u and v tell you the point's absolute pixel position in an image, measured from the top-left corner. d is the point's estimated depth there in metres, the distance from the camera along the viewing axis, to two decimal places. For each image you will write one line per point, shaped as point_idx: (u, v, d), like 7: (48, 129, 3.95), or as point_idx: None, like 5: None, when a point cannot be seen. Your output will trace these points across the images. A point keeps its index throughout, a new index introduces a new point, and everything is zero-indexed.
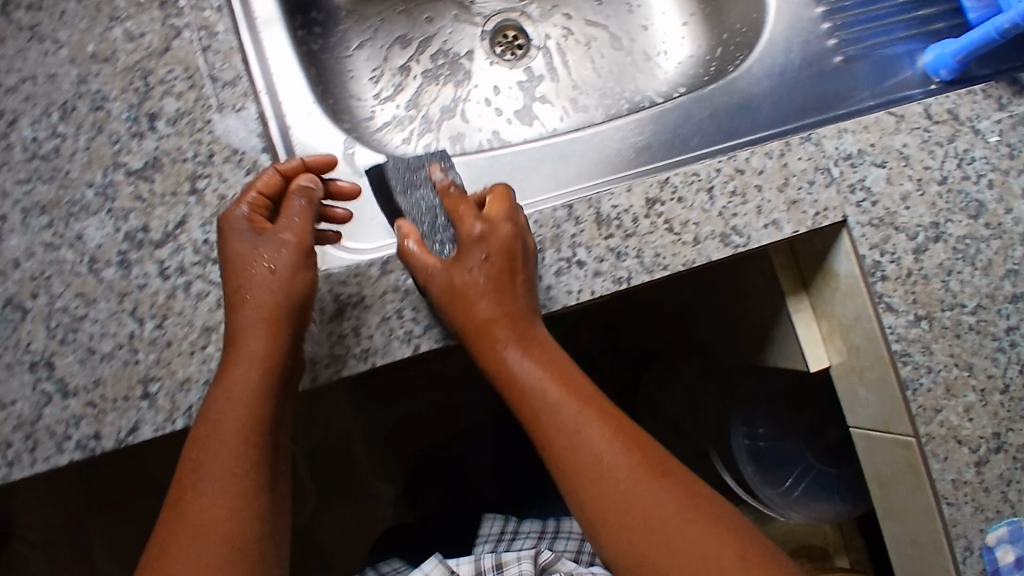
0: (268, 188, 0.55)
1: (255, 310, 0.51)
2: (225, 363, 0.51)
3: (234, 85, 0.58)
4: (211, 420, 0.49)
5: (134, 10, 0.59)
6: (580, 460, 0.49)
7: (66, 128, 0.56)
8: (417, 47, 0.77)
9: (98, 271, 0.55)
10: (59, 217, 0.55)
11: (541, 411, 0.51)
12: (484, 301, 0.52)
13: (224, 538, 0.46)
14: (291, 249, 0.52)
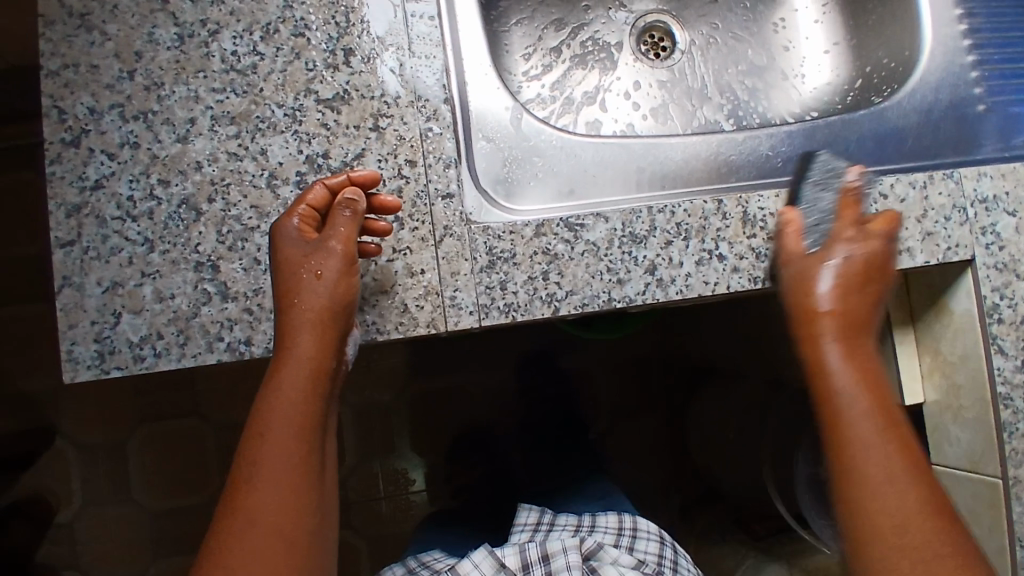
0: (317, 202, 0.56)
1: (303, 317, 0.53)
2: (273, 366, 0.53)
3: (427, 35, 0.61)
4: (263, 419, 0.52)
5: None
6: (869, 475, 0.50)
7: (265, 48, 0.59)
8: (571, 32, 0.82)
9: (275, 187, 0.57)
10: (246, 130, 0.58)
11: (850, 419, 0.51)
12: (827, 304, 0.54)
13: (280, 528, 0.50)
14: (338, 257, 0.54)
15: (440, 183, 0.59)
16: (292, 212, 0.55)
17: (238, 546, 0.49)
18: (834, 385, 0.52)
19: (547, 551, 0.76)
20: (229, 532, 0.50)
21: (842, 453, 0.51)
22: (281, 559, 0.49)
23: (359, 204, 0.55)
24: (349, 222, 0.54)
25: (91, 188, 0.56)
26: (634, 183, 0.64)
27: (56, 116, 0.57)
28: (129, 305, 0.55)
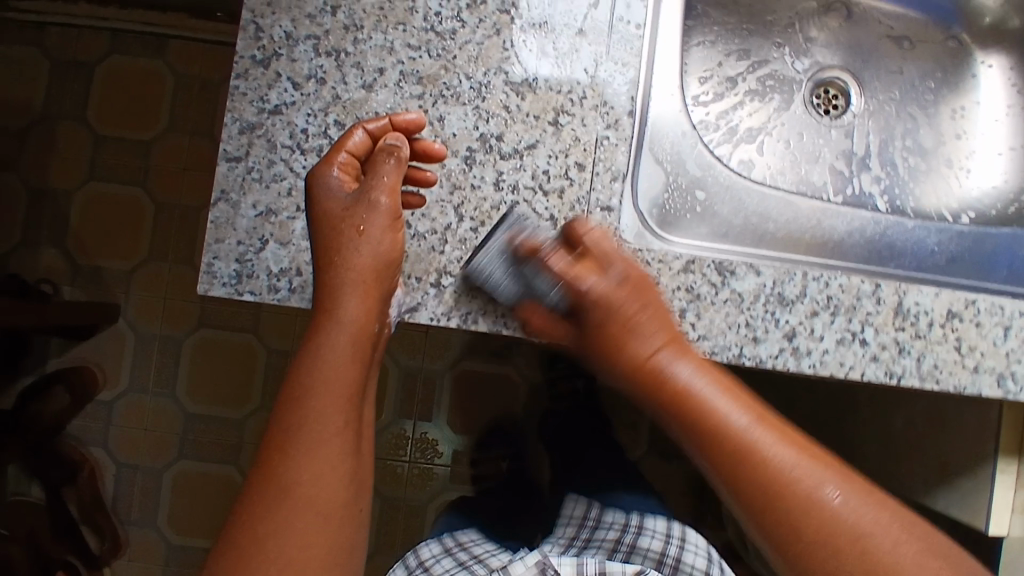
0: (357, 150, 0.55)
1: (350, 277, 0.53)
2: (315, 327, 0.53)
3: (630, 43, 0.59)
4: (304, 381, 0.52)
5: None
6: (810, 492, 0.48)
7: (469, 17, 0.58)
8: (751, 66, 0.80)
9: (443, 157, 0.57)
10: (430, 94, 0.57)
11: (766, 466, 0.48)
12: (649, 346, 0.53)
13: (326, 489, 0.51)
14: (382, 212, 0.53)
15: (602, 195, 0.57)
16: (332, 160, 0.54)
17: (278, 515, 0.49)
18: (733, 430, 0.50)
19: (603, 568, 0.74)
20: (267, 500, 0.50)
21: (776, 488, 0.48)
22: (323, 525, 0.50)
23: (402, 153, 0.54)
24: (394, 171, 0.53)
25: (269, 111, 0.56)
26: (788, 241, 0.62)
27: (252, 31, 0.56)
28: (278, 235, 0.56)
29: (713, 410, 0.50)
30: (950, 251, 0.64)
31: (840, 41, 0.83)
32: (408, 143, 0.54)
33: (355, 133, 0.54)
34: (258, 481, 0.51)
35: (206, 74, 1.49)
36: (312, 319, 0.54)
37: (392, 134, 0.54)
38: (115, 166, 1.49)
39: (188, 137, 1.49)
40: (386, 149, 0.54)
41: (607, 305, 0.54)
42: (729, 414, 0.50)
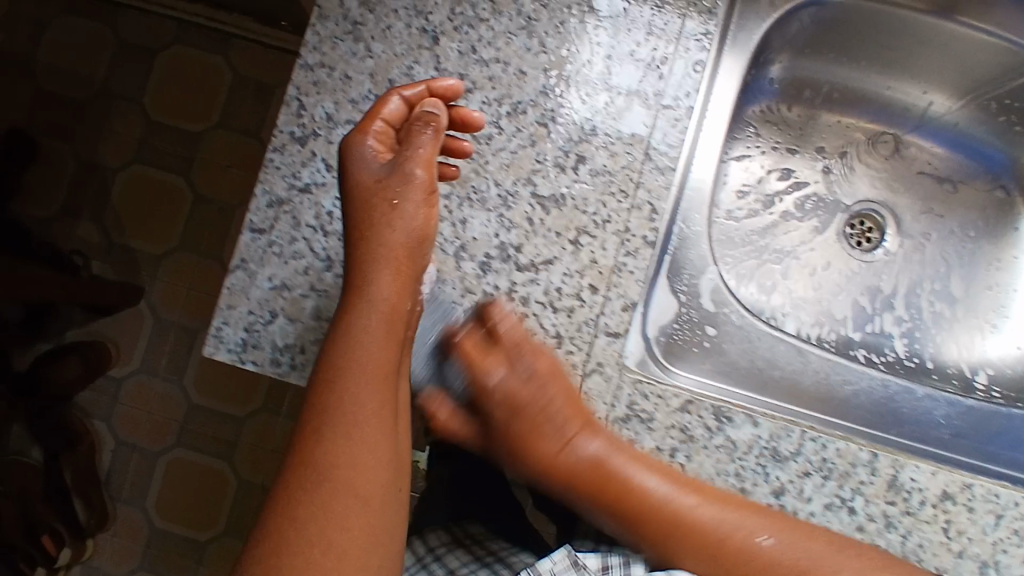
0: (392, 118, 0.55)
1: (384, 255, 0.53)
2: (347, 308, 0.52)
3: (661, 172, 0.58)
4: (334, 363, 0.50)
5: (623, 59, 0.59)
6: (728, 540, 0.53)
7: (506, 124, 0.58)
8: (792, 186, 0.79)
9: (460, 259, 0.58)
10: (457, 195, 0.58)
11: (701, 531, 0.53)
12: (559, 429, 0.55)
13: (359, 471, 0.47)
14: (417, 182, 0.53)
15: (611, 321, 0.57)
16: (366, 130, 0.55)
17: (317, 498, 0.46)
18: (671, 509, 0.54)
19: None
20: (297, 483, 0.47)
21: (710, 546, 0.53)
22: (366, 511, 0.47)
23: (438, 120, 0.54)
24: (430, 141, 0.54)
25: (299, 189, 0.58)
26: (791, 392, 0.62)
27: (294, 108, 0.58)
28: (288, 310, 0.57)
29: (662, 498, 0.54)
30: (954, 423, 0.64)
31: (885, 172, 0.81)
32: (445, 111, 0.55)
33: (390, 102, 0.55)
34: (290, 467, 0.47)
35: (262, 76, 1.51)
36: (344, 300, 0.53)
37: (430, 100, 0.54)
38: (162, 152, 1.53)
39: (236, 136, 1.52)
40: (423, 116, 0.54)
41: (513, 401, 0.56)
42: (663, 487, 0.54)
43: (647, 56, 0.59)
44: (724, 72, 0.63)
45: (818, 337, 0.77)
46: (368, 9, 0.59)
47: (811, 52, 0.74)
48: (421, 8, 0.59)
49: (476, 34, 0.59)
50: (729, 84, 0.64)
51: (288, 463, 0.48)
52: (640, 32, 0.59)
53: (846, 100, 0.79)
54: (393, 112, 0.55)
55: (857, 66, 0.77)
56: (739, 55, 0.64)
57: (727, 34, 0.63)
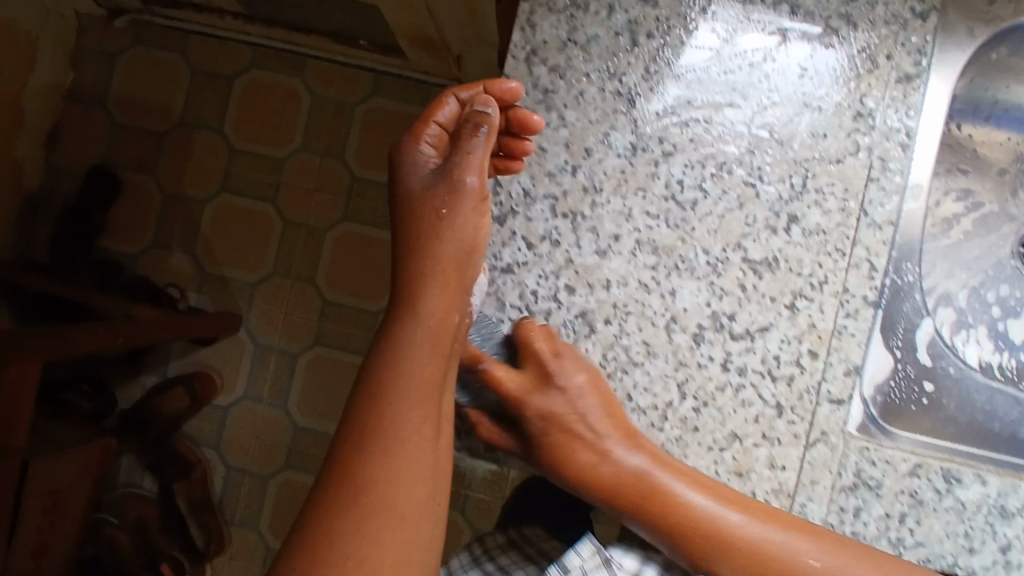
0: (448, 121, 0.58)
1: (434, 270, 0.54)
2: (397, 324, 0.54)
3: (879, 229, 0.56)
4: (381, 376, 0.53)
5: (830, 110, 0.56)
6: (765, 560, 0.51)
7: (712, 188, 0.56)
8: (968, 207, 0.78)
9: (671, 331, 0.56)
10: (665, 264, 0.56)
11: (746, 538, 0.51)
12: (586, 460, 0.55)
13: (393, 492, 0.50)
14: (465, 192, 0.55)
15: (834, 387, 0.55)
16: (421, 136, 0.58)
17: (353, 513, 0.49)
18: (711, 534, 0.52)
19: None
20: (337, 497, 0.50)
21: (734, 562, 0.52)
22: (402, 528, 0.50)
23: (491, 120, 0.54)
24: (482, 145, 0.55)
25: (501, 269, 0.56)
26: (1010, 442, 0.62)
27: (491, 187, 0.57)
28: (500, 395, 0.56)
29: (674, 500, 0.52)
30: None
31: None
32: (497, 110, 0.55)
33: (445, 104, 0.57)
34: (330, 481, 0.51)
35: (342, 96, 1.50)
36: (397, 304, 0.55)
37: (483, 99, 0.55)
38: (247, 179, 1.53)
39: (319, 157, 1.51)
40: (475, 118, 0.55)
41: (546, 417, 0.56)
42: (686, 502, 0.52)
43: (856, 105, 0.56)
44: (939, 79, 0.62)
45: (999, 365, 0.75)
46: (559, 74, 0.56)
47: (992, 75, 0.72)
48: (614, 70, 0.56)
49: (673, 93, 0.56)
50: (943, 91, 0.62)
51: (330, 473, 0.51)
52: (848, 80, 0.56)
53: (1014, 117, 0.78)
54: (448, 114, 0.57)
55: None
56: (949, 63, 0.62)
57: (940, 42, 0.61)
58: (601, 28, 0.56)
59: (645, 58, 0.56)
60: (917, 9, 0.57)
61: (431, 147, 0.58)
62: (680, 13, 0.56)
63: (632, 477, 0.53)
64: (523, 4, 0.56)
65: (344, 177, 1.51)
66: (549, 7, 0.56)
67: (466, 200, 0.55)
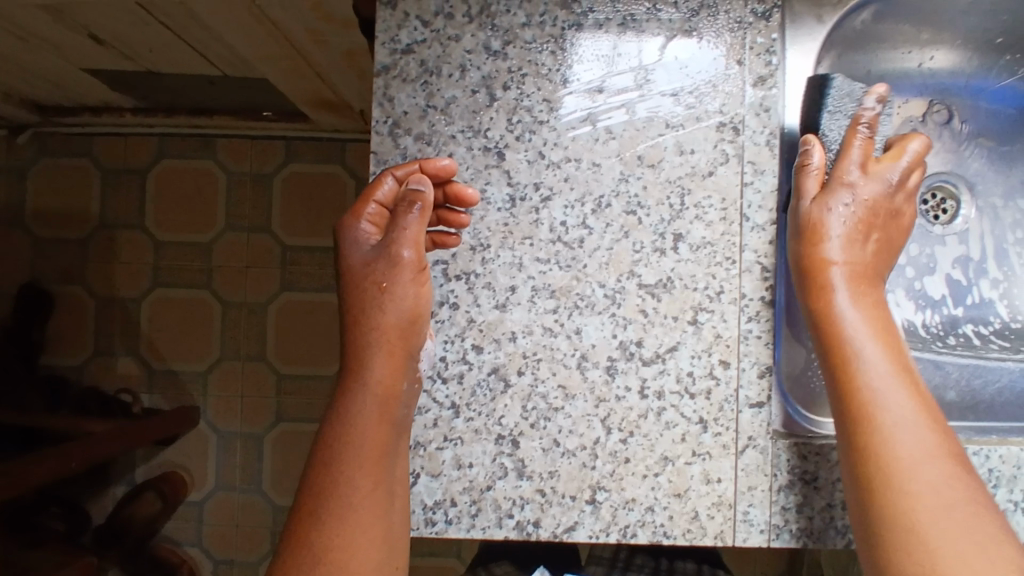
0: (386, 198, 0.54)
1: (377, 339, 0.52)
2: (343, 389, 0.52)
3: (763, 230, 0.57)
4: (329, 444, 0.51)
5: (691, 124, 0.57)
6: (909, 471, 0.49)
7: (595, 222, 0.56)
8: None
9: (584, 369, 0.56)
10: (565, 306, 0.56)
11: (898, 456, 0.50)
12: (834, 254, 0.55)
13: (350, 558, 0.49)
14: (404, 267, 0.52)
15: (751, 392, 0.56)
16: (360, 213, 0.54)
17: None
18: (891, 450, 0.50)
19: None
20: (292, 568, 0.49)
21: (887, 461, 0.50)
22: None
23: (425, 198, 0.52)
24: (416, 222, 0.52)
25: None
26: (941, 405, 0.64)
27: None
28: (428, 467, 0.55)
29: (872, 406, 0.51)
30: None
31: (941, 142, 0.80)
32: (431, 187, 0.53)
33: (382, 180, 0.53)
34: (284, 552, 0.50)
35: (258, 168, 1.49)
36: (343, 374, 0.53)
37: (417, 177, 0.52)
38: (177, 269, 1.51)
39: (247, 234, 1.50)
40: (410, 196, 0.52)
41: (820, 206, 0.57)
42: (895, 397, 0.51)
43: (717, 114, 0.57)
44: (793, 54, 0.62)
45: (923, 324, 0.77)
46: (425, 141, 0.56)
47: (852, 50, 0.73)
48: (477, 127, 0.56)
49: (539, 138, 0.57)
50: (804, 64, 0.63)
51: (283, 543, 0.50)
52: (704, 95, 0.57)
53: (887, 82, 0.79)
54: (386, 190, 0.54)
55: (898, 51, 0.76)
56: (804, 37, 0.63)
57: (789, 24, 0.62)
58: (458, 89, 0.56)
59: (505, 110, 0.57)
60: (759, 11, 0.58)
61: (372, 223, 0.55)
62: (530, 59, 0.57)
63: (857, 372, 0.52)
64: (376, 79, 0.56)
65: (275, 249, 1.49)
66: (403, 78, 0.56)
67: (404, 272, 0.52)
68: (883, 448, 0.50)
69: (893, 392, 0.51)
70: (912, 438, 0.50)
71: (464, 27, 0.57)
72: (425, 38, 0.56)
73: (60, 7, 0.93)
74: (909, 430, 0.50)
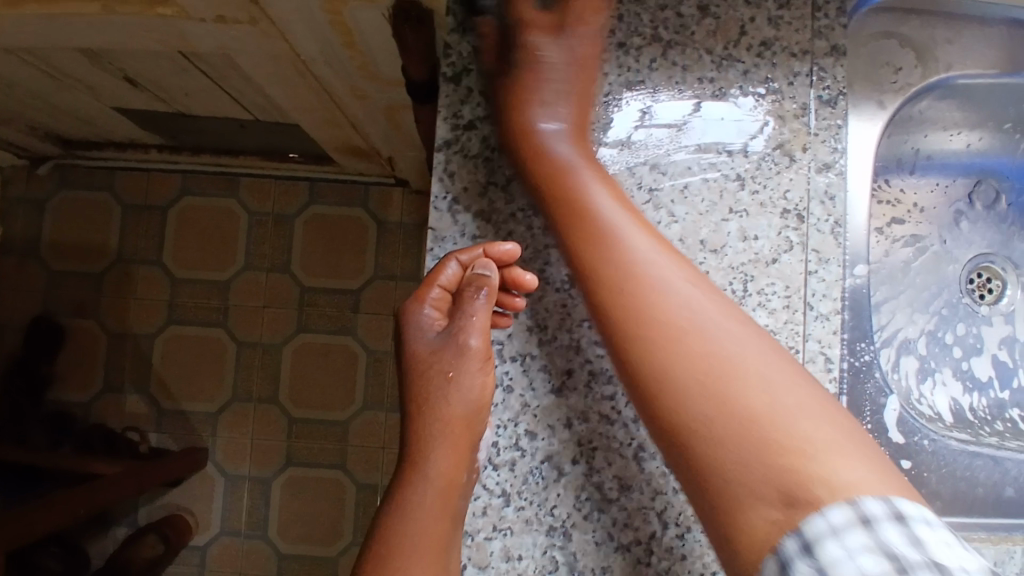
0: (449, 283, 0.52)
1: (441, 430, 0.50)
2: (403, 484, 0.49)
3: (827, 320, 0.55)
4: (389, 541, 0.48)
5: (756, 210, 0.56)
6: (698, 387, 0.44)
7: None
8: (917, 251, 0.78)
9: (641, 459, 0.54)
10: (622, 392, 0.54)
11: (658, 323, 0.46)
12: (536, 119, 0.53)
13: None
14: (469, 355, 0.50)
15: None
16: (421, 297, 0.52)
17: None
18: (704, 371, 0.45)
19: None
20: None
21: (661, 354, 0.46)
22: None
23: (491, 283, 0.50)
24: (485, 306, 0.50)
25: None
26: (999, 502, 0.62)
27: None
28: (476, 558, 0.53)
29: (654, 324, 0.47)
30: None
31: (987, 222, 0.80)
32: (498, 272, 0.51)
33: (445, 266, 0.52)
34: None
35: (280, 208, 1.49)
36: (402, 466, 0.50)
37: (484, 263, 0.51)
38: (193, 307, 1.50)
39: (266, 273, 1.48)
40: (476, 280, 0.50)
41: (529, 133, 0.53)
42: (686, 317, 0.46)
43: (782, 199, 0.56)
44: (854, 128, 0.62)
45: (970, 407, 0.75)
46: (484, 219, 0.55)
47: (904, 131, 0.73)
48: (538, 206, 0.55)
49: None
50: (862, 140, 0.62)
51: None
52: (767, 181, 0.56)
53: (937, 161, 0.77)
54: (448, 276, 0.52)
55: (948, 133, 0.76)
56: (863, 115, 0.62)
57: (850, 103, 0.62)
58: None
59: None
60: (824, 97, 0.57)
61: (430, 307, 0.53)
62: (593, 139, 0.56)
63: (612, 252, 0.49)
64: (437, 153, 0.55)
65: (292, 290, 1.48)
66: (464, 153, 0.55)
67: (470, 360, 0.50)
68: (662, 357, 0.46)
69: (685, 304, 0.47)
70: (683, 308, 0.47)
71: None
72: (487, 115, 0.56)
73: (101, 52, 0.92)
74: (700, 315, 0.46)
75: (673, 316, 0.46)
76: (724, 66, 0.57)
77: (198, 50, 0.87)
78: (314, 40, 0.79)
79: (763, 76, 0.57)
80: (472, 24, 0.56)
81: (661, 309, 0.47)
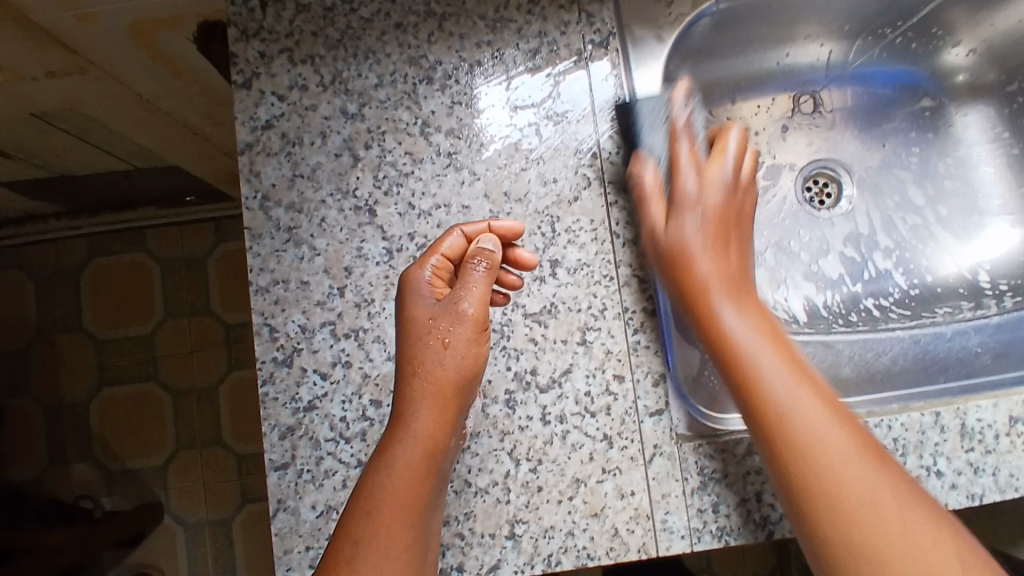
0: (451, 252, 0.54)
1: (428, 392, 0.52)
2: (389, 439, 0.52)
3: (633, 243, 0.59)
4: (371, 495, 0.51)
5: (550, 154, 0.60)
6: (845, 458, 0.50)
7: None
8: (755, 167, 0.82)
9: (484, 406, 0.57)
10: None
11: (820, 440, 0.50)
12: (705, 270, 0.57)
13: None
14: (467, 324, 0.53)
15: (649, 401, 0.58)
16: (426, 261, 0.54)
17: None
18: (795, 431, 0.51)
19: None
20: None
21: (815, 459, 0.50)
22: None
23: (492, 258, 0.53)
24: (482, 280, 0.53)
25: (304, 409, 0.56)
26: (839, 382, 0.66)
27: (267, 334, 0.57)
28: None
29: (814, 450, 0.50)
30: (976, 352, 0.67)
31: (815, 132, 0.84)
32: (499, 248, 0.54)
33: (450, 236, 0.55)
34: None
35: (189, 252, 1.50)
36: (392, 422, 0.53)
37: (486, 239, 0.54)
38: (124, 366, 1.50)
39: (187, 318, 1.49)
40: (476, 254, 0.53)
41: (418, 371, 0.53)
42: (829, 438, 0.50)
43: (575, 143, 0.60)
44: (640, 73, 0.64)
45: (825, 304, 0.78)
46: (296, 211, 0.58)
47: (708, 59, 0.77)
48: (346, 189, 0.58)
49: (407, 190, 0.59)
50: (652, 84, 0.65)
51: None
52: (556, 128, 0.60)
53: (753, 84, 0.82)
54: (453, 245, 0.54)
55: (759, 52, 0.80)
56: (647, 57, 0.65)
57: (629, 45, 0.64)
58: (321, 154, 0.58)
59: (370, 169, 0.58)
60: (595, 41, 0.61)
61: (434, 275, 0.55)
62: (387, 117, 0.59)
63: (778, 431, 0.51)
64: (241, 157, 0.58)
65: (217, 329, 1.49)
66: (267, 153, 0.58)
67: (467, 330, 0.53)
68: (811, 442, 0.51)
69: (833, 440, 0.51)
70: (829, 429, 0.51)
71: (319, 95, 0.59)
72: (283, 112, 0.59)
73: None
74: (828, 431, 0.51)
75: (823, 481, 0.50)
76: (499, 27, 0.60)
77: (47, 109, 0.88)
78: (147, 78, 0.81)
79: (536, 31, 0.61)
80: (254, 29, 0.59)
81: (826, 448, 0.50)
